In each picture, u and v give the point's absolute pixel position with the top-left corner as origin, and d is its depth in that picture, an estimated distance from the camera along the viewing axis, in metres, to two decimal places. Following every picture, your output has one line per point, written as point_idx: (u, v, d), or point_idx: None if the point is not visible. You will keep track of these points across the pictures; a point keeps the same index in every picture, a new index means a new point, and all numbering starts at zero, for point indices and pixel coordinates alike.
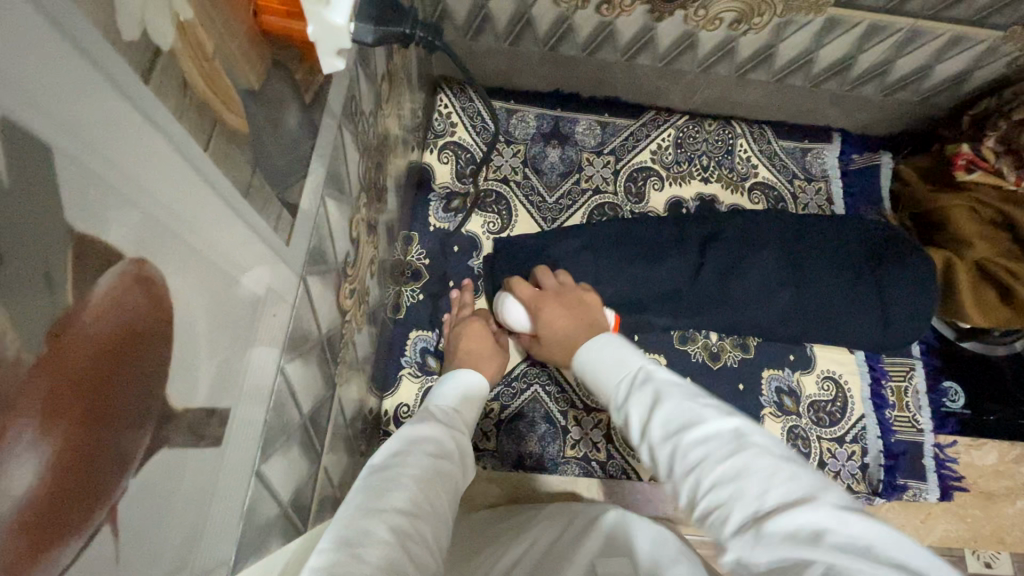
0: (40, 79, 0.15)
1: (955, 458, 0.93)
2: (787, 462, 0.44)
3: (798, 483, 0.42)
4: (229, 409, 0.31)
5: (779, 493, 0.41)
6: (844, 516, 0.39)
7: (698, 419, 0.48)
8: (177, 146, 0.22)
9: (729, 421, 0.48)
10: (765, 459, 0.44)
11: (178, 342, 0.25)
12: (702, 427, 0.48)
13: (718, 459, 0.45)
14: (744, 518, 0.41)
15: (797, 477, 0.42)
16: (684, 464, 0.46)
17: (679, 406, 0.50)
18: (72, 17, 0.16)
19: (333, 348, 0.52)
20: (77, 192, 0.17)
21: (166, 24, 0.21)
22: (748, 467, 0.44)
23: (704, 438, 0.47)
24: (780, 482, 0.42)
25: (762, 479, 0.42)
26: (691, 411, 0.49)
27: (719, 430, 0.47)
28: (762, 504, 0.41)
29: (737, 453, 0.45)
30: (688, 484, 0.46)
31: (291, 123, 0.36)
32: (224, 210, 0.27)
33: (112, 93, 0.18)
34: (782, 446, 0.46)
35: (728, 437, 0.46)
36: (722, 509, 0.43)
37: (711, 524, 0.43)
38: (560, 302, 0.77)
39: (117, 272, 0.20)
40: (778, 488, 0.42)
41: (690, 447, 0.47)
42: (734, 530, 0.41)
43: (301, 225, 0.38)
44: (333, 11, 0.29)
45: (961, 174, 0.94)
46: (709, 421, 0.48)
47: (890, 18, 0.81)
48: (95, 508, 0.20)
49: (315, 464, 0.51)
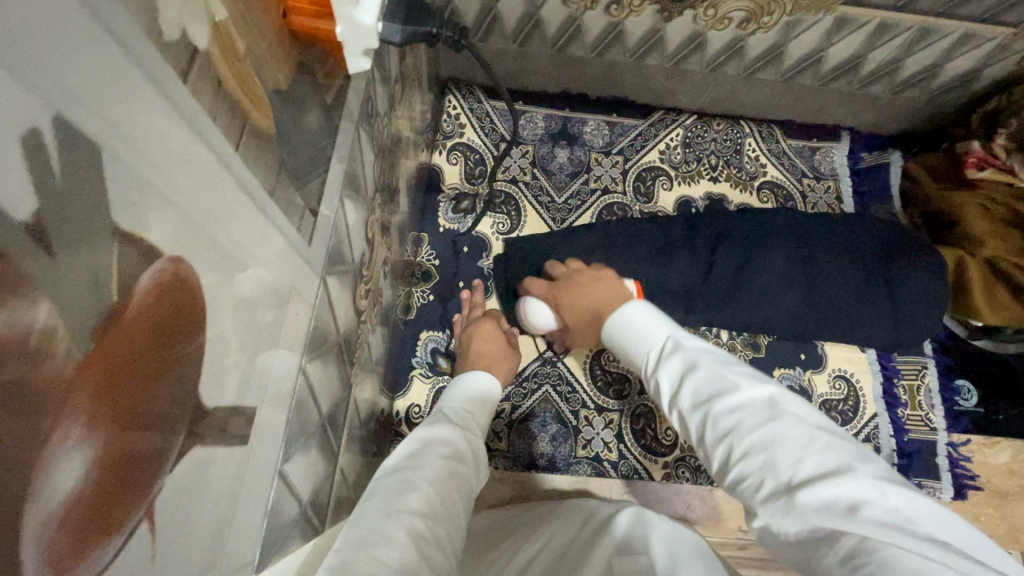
0: (87, 79, 0.15)
1: (969, 457, 0.93)
2: (823, 432, 0.43)
3: (835, 452, 0.41)
4: (255, 408, 0.31)
5: (813, 463, 0.41)
6: (882, 487, 0.39)
7: (732, 387, 0.48)
8: (210, 145, 0.22)
9: (762, 390, 0.47)
10: (800, 427, 0.43)
11: (210, 342, 0.25)
12: (735, 394, 0.47)
13: (750, 427, 0.45)
14: (776, 487, 0.41)
15: (833, 447, 0.42)
16: (717, 431, 0.47)
17: (713, 374, 0.50)
18: (118, 17, 0.16)
19: (349, 348, 0.52)
20: (120, 190, 0.17)
21: (203, 25, 0.22)
22: (782, 435, 0.43)
23: (737, 406, 0.47)
24: (816, 450, 0.42)
25: (797, 447, 0.42)
26: (725, 379, 0.49)
27: (753, 398, 0.47)
28: (794, 473, 0.41)
29: (771, 422, 0.44)
30: (720, 451, 0.46)
31: (313, 125, 0.36)
32: (251, 209, 0.27)
33: (153, 92, 0.18)
34: (819, 415, 0.45)
35: (762, 406, 0.46)
36: (754, 476, 0.43)
37: (742, 489, 0.44)
38: (575, 286, 0.77)
39: (155, 270, 0.20)
40: (814, 457, 0.41)
41: (722, 415, 0.47)
42: (766, 497, 0.41)
43: (322, 225, 0.38)
44: (361, 12, 0.30)
45: (972, 172, 0.94)
46: (742, 389, 0.48)
47: (901, 16, 0.81)
48: (133, 505, 0.20)
49: (332, 465, 0.51)
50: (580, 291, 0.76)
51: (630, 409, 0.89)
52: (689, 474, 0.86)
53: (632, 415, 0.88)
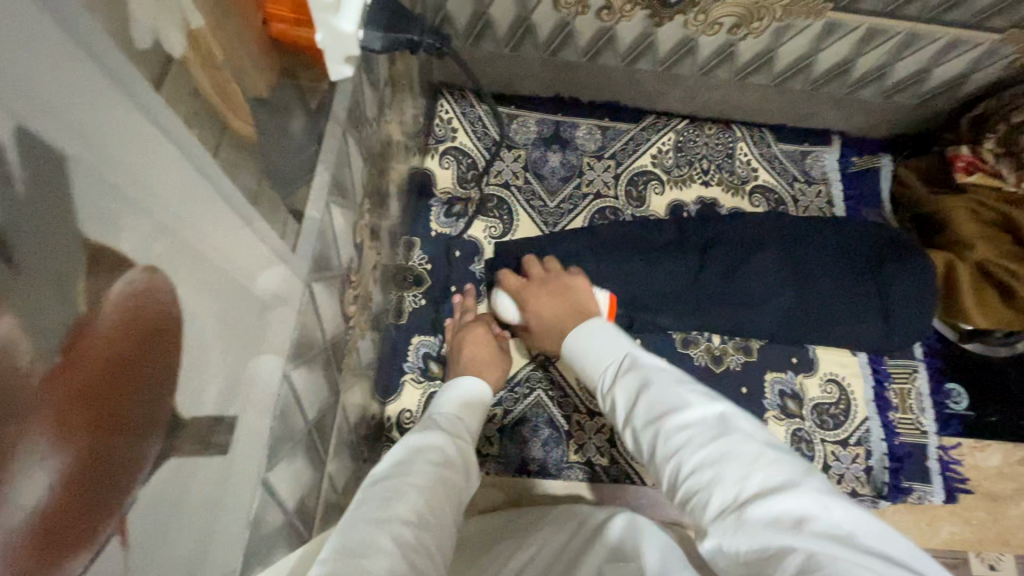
0: (55, 88, 0.15)
1: (959, 460, 0.93)
2: (770, 449, 0.44)
3: (780, 469, 0.42)
4: (237, 417, 0.30)
5: (761, 479, 0.41)
6: (824, 502, 0.39)
7: (683, 405, 0.49)
8: (187, 152, 0.22)
9: (713, 408, 0.48)
10: (747, 444, 0.44)
11: (188, 351, 0.25)
12: (685, 412, 0.48)
13: (700, 444, 0.45)
14: (725, 504, 0.41)
15: (779, 463, 0.43)
16: (667, 449, 0.47)
17: (666, 391, 0.50)
18: (87, 25, 0.16)
19: (337, 353, 0.52)
20: (90, 199, 0.17)
21: (178, 31, 0.22)
22: (730, 452, 0.44)
23: (687, 424, 0.47)
24: (762, 467, 0.42)
25: (743, 465, 0.43)
26: (676, 396, 0.50)
27: (703, 416, 0.48)
28: (742, 490, 0.42)
29: (719, 440, 0.45)
30: (671, 468, 0.46)
31: (297, 130, 0.36)
32: (232, 217, 0.27)
33: (125, 100, 0.18)
34: (765, 432, 0.46)
35: (711, 424, 0.47)
36: (703, 494, 0.43)
37: (692, 507, 0.44)
38: (546, 289, 0.80)
39: (127, 281, 0.19)
40: (760, 474, 0.42)
41: (673, 432, 0.47)
42: (715, 515, 0.42)
43: (307, 231, 0.38)
44: (342, 20, 0.29)
45: (961, 176, 0.95)
46: (693, 407, 0.48)
47: (890, 22, 0.82)
48: (104, 520, 0.20)
49: (320, 472, 0.51)
50: (551, 296, 0.79)
51: None
52: None
53: None
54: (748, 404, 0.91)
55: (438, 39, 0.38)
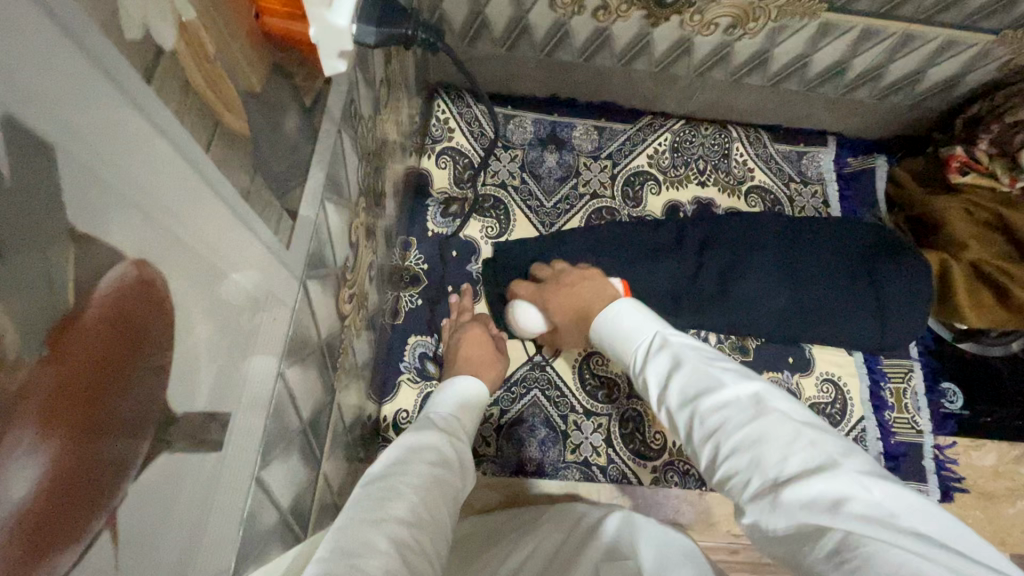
0: (42, 78, 0.15)
1: (955, 459, 0.93)
2: (809, 429, 0.44)
3: (819, 449, 0.41)
4: (230, 414, 0.30)
5: (798, 459, 0.41)
6: (865, 483, 0.39)
7: (718, 386, 0.49)
8: (177, 145, 0.22)
9: (748, 388, 0.48)
10: (785, 425, 0.44)
11: (179, 346, 0.24)
12: (721, 393, 0.48)
13: (737, 425, 0.45)
14: (763, 483, 0.41)
15: (818, 444, 0.42)
16: (704, 430, 0.47)
17: (702, 373, 0.51)
18: (74, 15, 0.16)
19: (332, 352, 0.52)
20: (78, 191, 0.17)
21: (169, 23, 0.21)
22: (768, 432, 0.44)
23: (724, 405, 0.47)
24: (801, 448, 0.42)
25: (781, 445, 0.42)
26: (712, 378, 0.50)
27: (739, 397, 0.48)
28: (778, 470, 0.41)
29: (756, 421, 0.45)
30: (708, 448, 0.46)
31: (291, 127, 0.36)
32: (224, 211, 0.27)
33: (114, 91, 0.18)
34: (805, 413, 0.46)
35: (748, 404, 0.47)
36: (741, 474, 0.43)
37: (730, 488, 0.44)
38: (562, 287, 0.77)
39: (116, 274, 0.19)
40: (799, 454, 0.41)
41: (709, 413, 0.47)
42: (753, 495, 0.42)
43: (301, 229, 0.38)
44: (335, 13, 0.28)
45: (956, 176, 0.95)
46: (728, 388, 0.48)
47: (884, 22, 0.82)
48: (92, 515, 0.19)
49: (315, 471, 0.51)
50: (568, 292, 0.76)
51: (618, 413, 0.89)
52: (677, 478, 0.86)
53: (621, 419, 0.88)
54: None
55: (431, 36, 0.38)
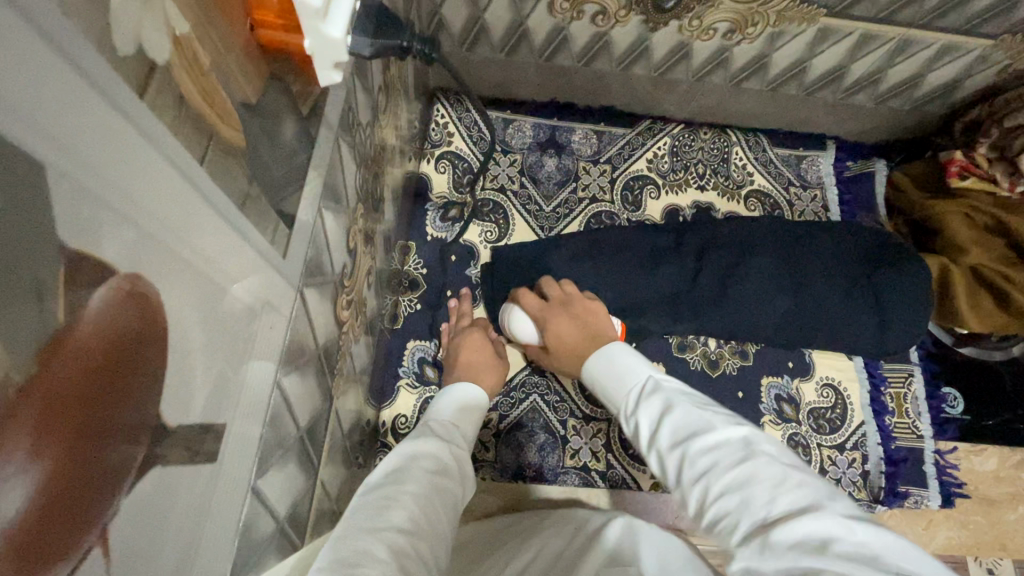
0: (34, 95, 0.15)
1: (956, 464, 0.93)
2: (796, 472, 0.44)
3: (806, 492, 0.42)
4: (225, 424, 0.30)
5: (786, 502, 0.41)
6: (851, 524, 0.39)
7: (707, 428, 0.49)
8: (171, 159, 0.22)
9: (737, 431, 0.48)
10: (772, 467, 0.44)
11: (173, 359, 0.24)
12: (711, 434, 0.48)
13: (725, 467, 0.45)
14: (751, 526, 0.41)
15: (805, 486, 0.42)
16: (693, 472, 0.47)
17: (691, 414, 0.51)
18: (65, 31, 0.16)
19: (330, 359, 0.52)
20: (70, 207, 0.17)
21: (164, 36, 0.21)
22: (756, 474, 0.44)
23: (713, 446, 0.48)
24: (788, 490, 0.42)
25: (769, 487, 0.43)
26: (701, 419, 0.50)
27: (728, 439, 0.48)
28: (767, 513, 0.41)
29: (744, 463, 0.45)
30: (696, 491, 0.46)
31: (288, 136, 0.36)
32: (218, 222, 0.27)
33: (107, 107, 0.18)
34: (792, 457, 0.46)
35: (737, 446, 0.47)
36: (730, 516, 0.43)
37: (719, 532, 0.44)
38: (567, 315, 0.77)
39: (108, 288, 0.19)
40: (786, 496, 0.42)
41: (698, 455, 0.48)
42: (742, 538, 0.41)
43: (297, 237, 0.38)
44: (330, 25, 0.28)
45: (956, 181, 0.95)
46: (718, 430, 0.49)
47: (883, 27, 0.83)
48: (84, 531, 0.19)
49: (312, 478, 0.50)
50: (573, 323, 0.76)
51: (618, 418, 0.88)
52: None
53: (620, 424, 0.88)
54: (745, 409, 0.91)
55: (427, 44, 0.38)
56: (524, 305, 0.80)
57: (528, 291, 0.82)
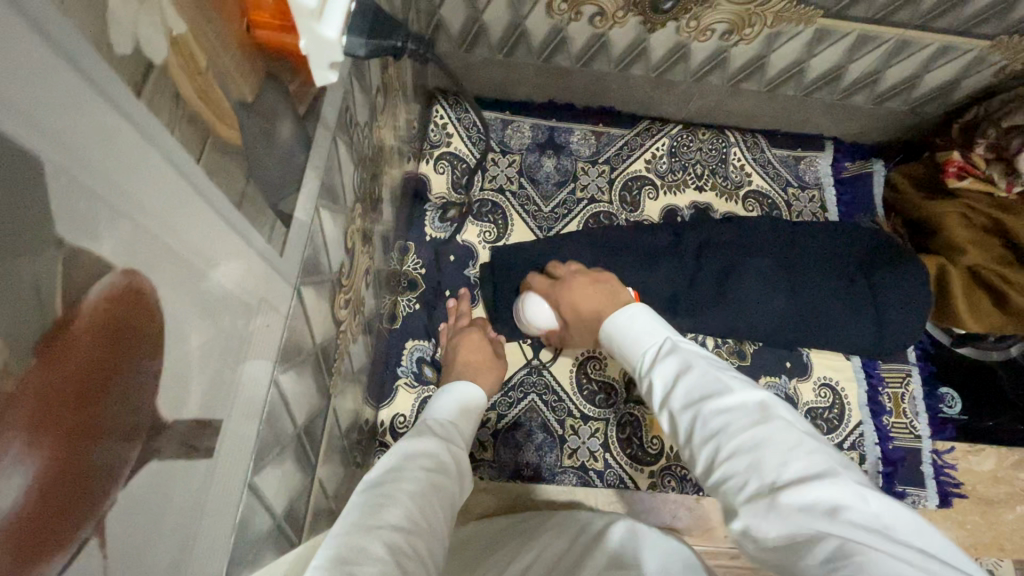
0: (31, 95, 0.16)
1: (954, 464, 0.93)
2: (811, 439, 0.44)
3: (819, 458, 0.42)
4: (222, 420, 0.30)
5: (798, 466, 0.41)
6: (862, 494, 0.39)
7: (724, 391, 0.49)
8: (168, 157, 0.22)
9: (755, 395, 0.48)
10: (788, 431, 0.44)
11: (170, 354, 0.25)
12: (727, 396, 0.48)
13: (740, 428, 0.45)
14: (760, 486, 0.41)
15: (818, 453, 0.42)
16: (705, 431, 0.47)
17: (707, 377, 0.51)
18: (65, 33, 0.17)
19: (328, 358, 0.52)
20: (69, 205, 0.17)
21: (161, 36, 0.22)
22: (770, 437, 0.44)
23: (727, 408, 0.47)
24: (801, 454, 0.42)
25: (783, 450, 0.42)
26: (717, 382, 0.50)
27: (745, 403, 0.47)
28: (778, 474, 0.41)
29: (759, 426, 0.45)
30: (707, 449, 0.46)
31: (286, 136, 0.36)
32: (215, 220, 0.27)
33: (105, 108, 0.19)
34: (806, 423, 0.46)
35: (752, 410, 0.47)
36: (738, 475, 0.43)
37: (725, 489, 0.44)
38: (580, 279, 0.77)
39: (105, 285, 0.20)
40: (799, 460, 0.41)
41: (712, 416, 0.47)
42: (748, 497, 0.41)
43: (295, 235, 0.38)
44: (324, 25, 0.28)
45: (953, 182, 0.95)
46: (735, 393, 0.48)
47: (880, 28, 0.83)
48: (79, 522, 0.20)
49: (310, 476, 0.51)
50: (587, 286, 0.76)
51: (616, 417, 0.89)
52: (675, 483, 0.86)
53: (618, 424, 0.88)
54: None
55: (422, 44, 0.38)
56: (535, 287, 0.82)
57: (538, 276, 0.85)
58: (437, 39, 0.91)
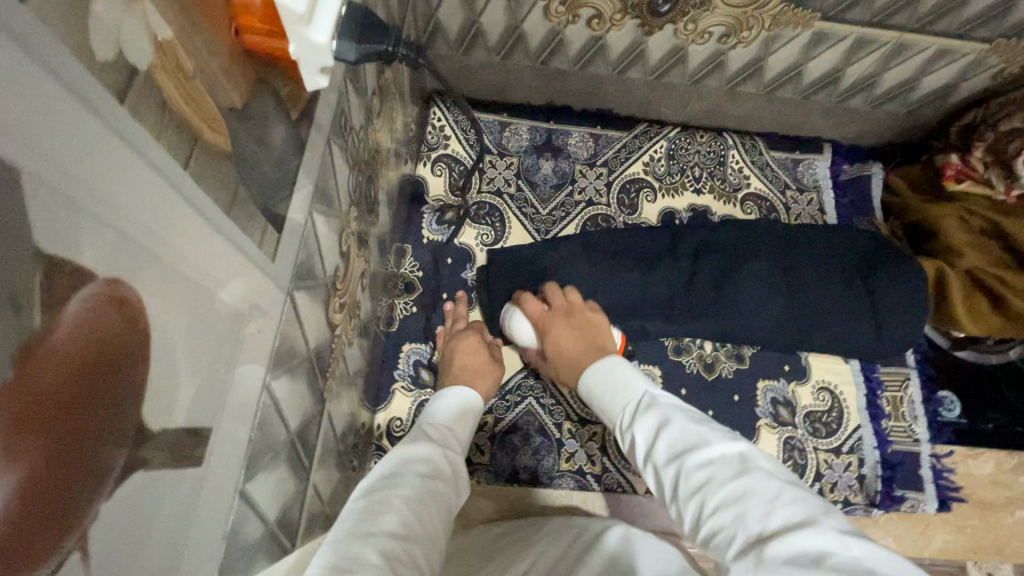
0: (7, 101, 0.15)
1: (952, 467, 0.93)
2: (791, 486, 0.44)
3: (801, 506, 0.42)
4: (211, 428, 0.30)
5: (781, 517, 0.41)
6: (846, 540, 0.39)
7: (702, 443, 0.49)
8: (153, 163, 0.22)
9: (733, 446, 0.49)
10: (767, 481, 0.44)
11: (156, 362, 0.24)
12: (705, 449, 0.49)
13: (722, 482, 0.45)
14: (747, 541, 0.41)
15: (799, 500, 0.43)
16: (688, 487, 0.47)
17: (687, 428, 0.51)
18: (41, 36, 0.16)
19: (322, 362, 0.52)
20: (46, 213, 0.17)
21: (145, 40, 0.21)
22: (751, 488, 0.44)
23: (708, 460, 0.48)
24: (784, 505, 0.42)
25: (765, 502, 0.43)
26: (695, 433, 0.50)
27: (724, 454, 0.48)
28: (763, 528, 0.41)
29: (740, 478, 0.45)
30: (693, 506, 0.46)
31: (278, 140, 0.36)
32: (203, 226, 0.27)
33: (86, 113, 0.18)
34: (785, 470, 0.47)
35: (732, 460, 0.47)
36: (725, 532, 0.43)
37: (714, 546, 0.43)
38: (569, 325, 0.77)
39: (88, 293, 0.19)
40: (782, 512, 0.42)
41: (694, 470, 0.48)
42: (737, 555, 0.41)
43: (287, 240, 0.38)
44: (314, 29, 0.28)
45: (950, 185, 0.96)
46: (714, 445, 0.49)
47: (877, 31, 0.83)
48: (63, 534, 0.19)
49: (304, 482, 0.50)
50: (574, 332, 0.76)
51: None
52: None
53: None
54: (741, 413, 0.91)
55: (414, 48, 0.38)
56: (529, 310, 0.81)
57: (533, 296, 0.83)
58: (434, 42, 0.91)
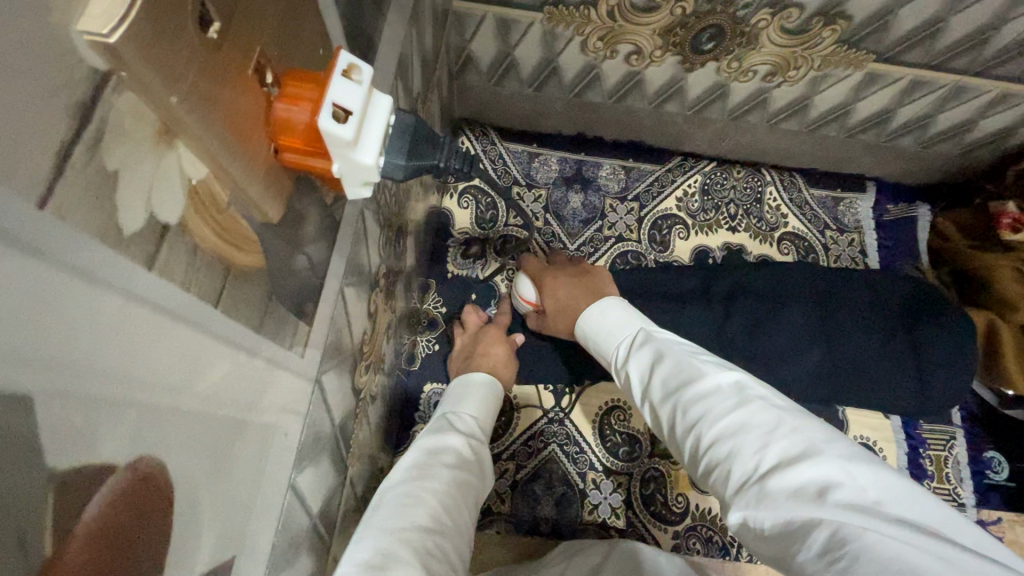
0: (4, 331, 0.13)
1: (1000, 536, 0.88)
2: (790, 416, 0.44)
3: (799, 437, 0.42)
4: (233, 559, 0.28)
5: (778, 450, 0.42)
6: (847, 469, 0.39)
7: (698, 378, 0.51)
8: (182, 320, 0.20)
9: (728, 376, 0.50)
10: (764, 413, 0.45)
11: (178, 520, 0.22)
12: (701, 383, 0.50)
13: (718, 414, 0.47)
14: (746, 477, 0.42)
15: (799, 431, 0.43)
16: (685, 422, 0.49)
17: (681, 363, 0.53)
18: (60, 239, 0.14)
19: (346, 432, 0.50)
20: (60, 423, 0.15)
21: (178, 190, 0.19)
22: (747, 421, 0.45)
23: (704, 394, 0.49)
24: (779, 436, 0.43)
25: (761, 434, 0.44)
26: (692, 368, 0.52)
27: (719, 385, 0.49)
28: (760, 463, 0.42)
29: (735, 410, 0.46)
30: (692, 441, 0.48)
31: (314, 232, 0.33)
32: (231, 354, 0.24)
33: (114, 297, 0.16)
34: (786, 400, 0.47)
35: (729, 392, 0.48)
36: (723, 466, 0.44)
37: (715, 482, 0.45)
38: (567, 274, 0.75)
39: (106, 490, 0.17)
40: (778, 443, 0.42)
41: (690, 405, 0.49)
42: (735, 490, 0.43)
43: (317, 331, 0.36)
44: (360, 151, 0.26)
45: (1007, 235, 0.87)
46: (709, 378, 0.50)
47: (935, 73, 0.78)
48: None
49: (324, 558, 0.48)
50: (572, 281, 0.73)
51: (640, 473, 0.85)
52: (701, 546, 0.83)
53: (643, 479, 0.85)
54: None
55: (468, 167, 0.32)
56: (528, 269, 0.80)
57: (534, 258, 0.82)
58: (465, 74, 0.88)
